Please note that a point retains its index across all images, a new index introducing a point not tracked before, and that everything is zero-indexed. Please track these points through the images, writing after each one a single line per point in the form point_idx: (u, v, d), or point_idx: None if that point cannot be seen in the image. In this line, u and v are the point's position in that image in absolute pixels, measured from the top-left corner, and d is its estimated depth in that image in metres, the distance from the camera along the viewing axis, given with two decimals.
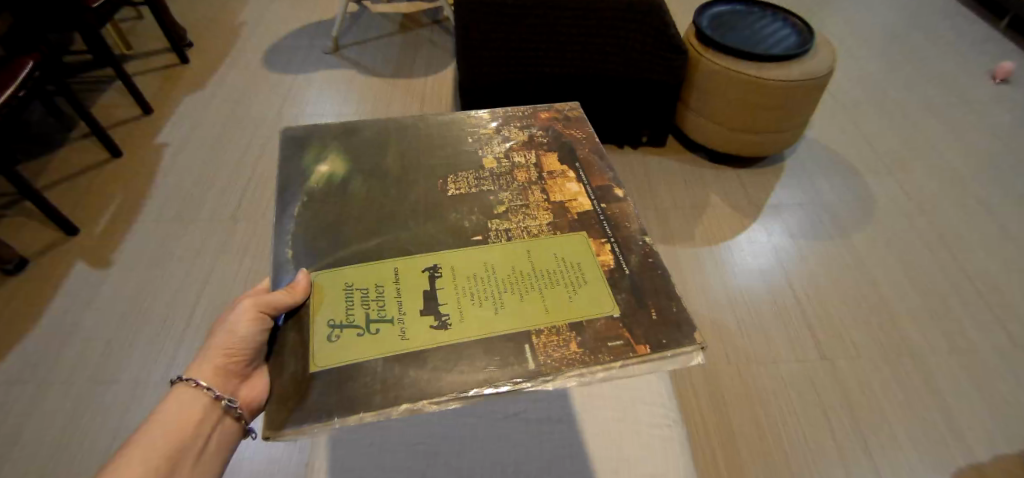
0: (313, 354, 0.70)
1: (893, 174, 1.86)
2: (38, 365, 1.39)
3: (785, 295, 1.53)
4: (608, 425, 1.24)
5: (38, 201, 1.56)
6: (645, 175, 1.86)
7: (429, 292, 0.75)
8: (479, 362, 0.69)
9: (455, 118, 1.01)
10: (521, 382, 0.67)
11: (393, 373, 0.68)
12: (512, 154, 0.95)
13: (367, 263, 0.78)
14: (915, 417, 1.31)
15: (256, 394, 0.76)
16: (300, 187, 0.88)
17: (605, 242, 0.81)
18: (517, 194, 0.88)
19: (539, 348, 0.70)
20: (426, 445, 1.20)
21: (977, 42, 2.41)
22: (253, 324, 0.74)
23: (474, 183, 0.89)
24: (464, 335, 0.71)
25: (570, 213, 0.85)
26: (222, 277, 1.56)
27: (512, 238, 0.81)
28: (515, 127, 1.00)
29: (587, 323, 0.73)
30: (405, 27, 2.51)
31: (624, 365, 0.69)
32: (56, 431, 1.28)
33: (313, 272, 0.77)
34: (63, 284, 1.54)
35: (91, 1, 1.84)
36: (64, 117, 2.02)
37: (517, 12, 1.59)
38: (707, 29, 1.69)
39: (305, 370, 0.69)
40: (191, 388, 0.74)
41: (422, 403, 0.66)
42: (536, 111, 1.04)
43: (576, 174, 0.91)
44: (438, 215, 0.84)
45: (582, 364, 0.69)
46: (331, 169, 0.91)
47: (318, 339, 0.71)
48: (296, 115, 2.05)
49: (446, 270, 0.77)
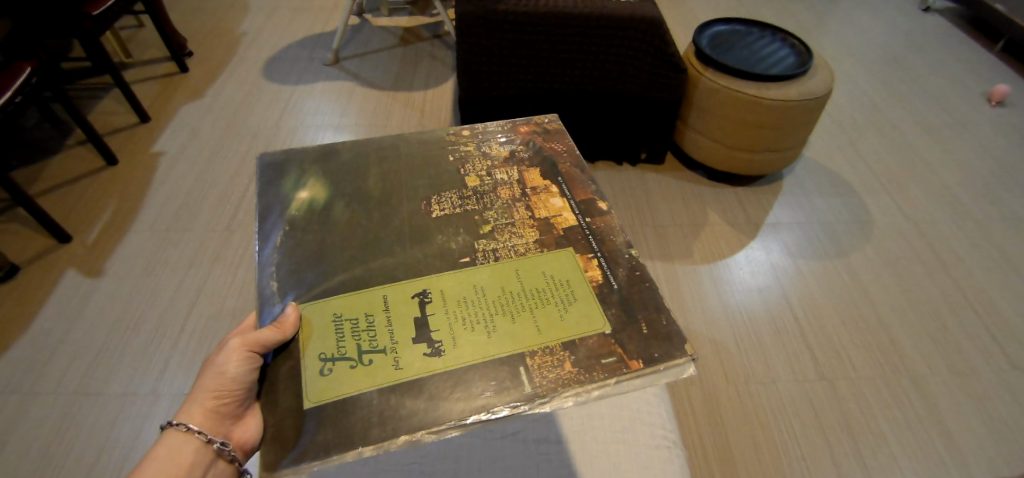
0: (306, 391, 0.68)
1: (889, 194, 1.87)
2: (23, 375, 1.35)
3: (784, 314, 1.53)
4: (606, 444, 1.11)
5: (32, 207, 1.54)
6: (644, 191, 1.87)
7: (421, 319, 0.74)
8: (476, 388, 0.68)
9: (436, 136, 1.01)
10: (519, 406, 0.67)
11: (390, 405, 0.67)
12: (495, 171, 0.94)
13: (354, 292, 0.76)
14: (915, 438, 1.30)
15: (248, 435, 0.74)
16: (281, 216, 0.86)
17: (592, 258, 0.81)
18: (502, 212, 0.87)
19: (534, 370, 0.70)
20: (422, 465, 1.09)
21: (971, 65, 2.44)
22: (242, 363, 0.73)
23: (458, 204, 0.88)
24: (460, 362, 0.70)
25: (556, 229, 0.85)
26: (216, 287, 1.55)
27: (500, 259, 0.80)
28: (495, 142, 1.00)
29: (580, 341, 0.73)
30: (405, 41, 2.52)
31: (617, 382, 0.70)
32: (40, 446, 1.25)
33: (301, 305, 0.75)
34: (53, 292, 1.52)
35: (91, 9, 1.83)
36: (61, 124, 2.01)
37: (519, 28, 1.59)
38: (708, 49, 1.70)
39: (301, 406, 0.67)
40: (182, 433, 0.73)
41: (421, 434, 0.65)
42: (516, 125, 1.03)
43: (559, 189, 0.91)
44: (424, 237, 0.83)
45: (578, 384, 0.69)
46: (312, 195, 0.89)
47: (310, 374, 0.70)
48: (294, 128, 2.05)
49: (435, 295, 0.76)
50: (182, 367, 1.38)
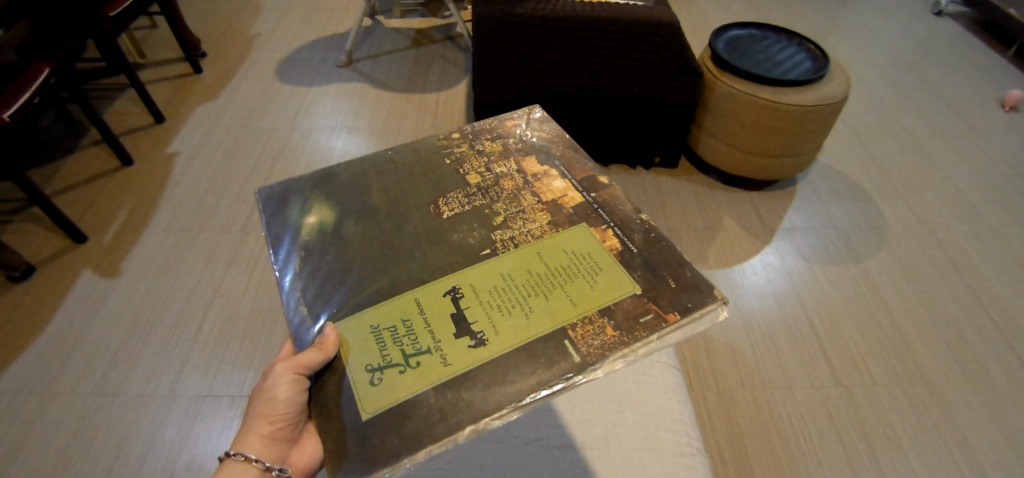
0: (360, 403, 0.68)
1: (904, 199, 1.86)
2: (40, 376, 1.36)
3: (799, 319, 1.52)
4: (630, 452, 1.11)
5: (48, 207, 1.55)
6: (659, 194, 1.86)
7: (458, 314, 0.73)
8: (527, 368, 0.69)
9: (426, 141, 0.99)
10: (573, 377, 0.68)
11: (446, 400, 0.67)
12: (493, 165, 0.94)
13: (385, 302, 0.75)
14: (932, 445, 1.29)
15: (307, 459, 0.76)
16: (294, 242, 0.83)
17: (606, 229, 0.82)
18: (511, 202, 0.87)
19: (578, 340, 0.71)
20: (447, 469, 1.09)
21: (985, 70, 2.43)
22: (291, 386, 0.73)
23: (465, 202, 0.88)
24: (507, 346, 0.70)
25: (566, 208, 0.86)
26: (233, 286, 1.56)
27: (520, 245, 0.81)
28: (486, 139, 0.99)
29: (615, 306, 0.74)
30: (417, 43, 2.52)
31: (659, 338, 0.71)
32: (58, 446, 1.26)
33: (336, 322, 0.74)
34: (71, 292, 1.53)
35: (108, 10, 1.85)
36: (76, 124, 2.02)
37: (536, 32, 1.60)
38: (724, 53, 1.69)
39: (361, 416, 0.66)
40: (239, 463, 0.74)
41: (487, 420, 0.65)
42: (501, 121, 1.03)
43: (559, 171, 0.92)
44: (441, 238, 0.82)
45: (623, 346, 0.70)
46: (320, 218, 0.86)
47: (359, 385, 0.69)
48: (308, 129, 2.05)
49: (466, 289, 0.76)
50: (200, 368, 1.38)
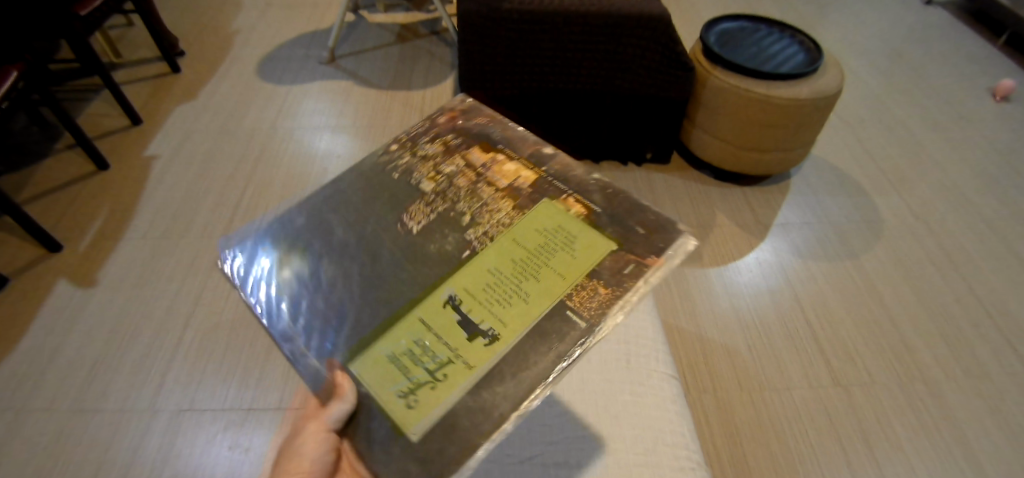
0: (403, 430, 0.60)
1: (899, 192, 1.84)
2: (13, 393, 1.31)
3: (795, 318, 1.50)
4: (630, 467, 1.08)
5: (20, 216, 1.49)
6: (652, 192, 1.83)
7: (462, 318, 0.66)
8: (543, 345, 0.63)
9: (365, 160, 0.87)
10: (583, 343, 0.63)
11: (476, 394, 0.61)
12: (440, 165, 0.83)
13: (385, 333, 0.67)
14: (932, 444, 1.27)
15: None
16: (271, 295, 0.72)
17: (567, 197, 0.75)
18: (473, 198, 0.77)
19: (578, 307, 0.66)
20: None
21: (976, 59, 2.41)
22: (319, 447, 0.68)
23: (430, 210, 0.77)
24: (522, 329, 0.64)
25: (526, 189, 0.77)
26: (214, 295, 1.51)
27: (496, 236, 0.72)
28: (424, 141, 0.87)
29: (599, 266, 0.68)
30: (402, 39, 2.46)
31: (649, 281, 0.66)
32: (33, 467, 1.21)
33: (347, 365, 0.65)
34: (46, 303, 1.47)
35: (79, 9, 1.78)
36: (50, 128, 1.95)
37: (523, 28, 1.55)
38: (715, 46, 1.66)
39: (412, 439, 0.60)
40: None
41: (527, 402, 0.61)
42: (432, 117, 0.90)
43: (506, 153, 0.83)
44: (418, 254, 0.73)
45: (621, 299, 0.65)
46: (297, 265, 0.75)
47: (396, 415, 0.61)
48: (291, 129, 1.99)
49: (460, 293, 0.68)
50: (181, 381, 1.34)
